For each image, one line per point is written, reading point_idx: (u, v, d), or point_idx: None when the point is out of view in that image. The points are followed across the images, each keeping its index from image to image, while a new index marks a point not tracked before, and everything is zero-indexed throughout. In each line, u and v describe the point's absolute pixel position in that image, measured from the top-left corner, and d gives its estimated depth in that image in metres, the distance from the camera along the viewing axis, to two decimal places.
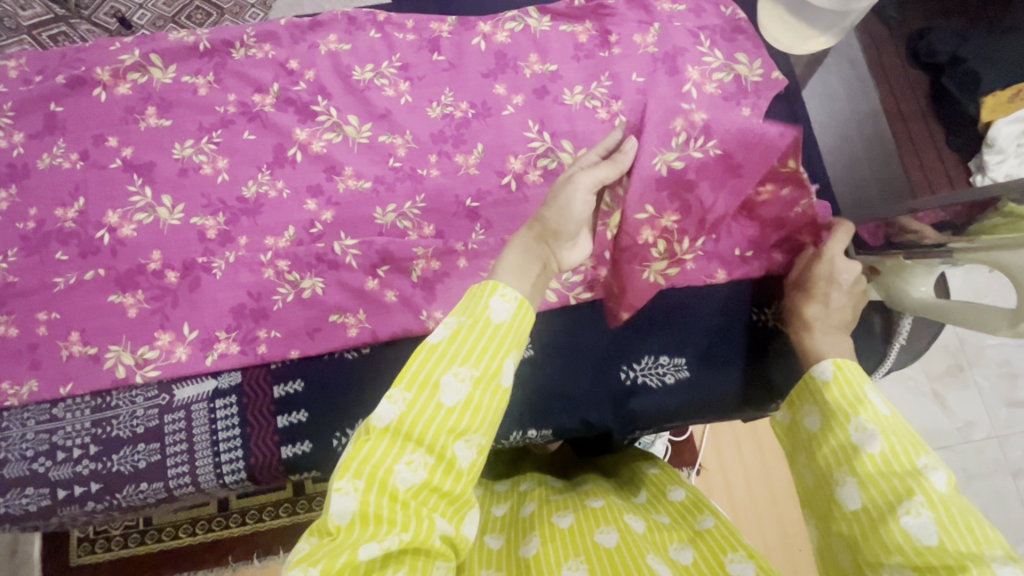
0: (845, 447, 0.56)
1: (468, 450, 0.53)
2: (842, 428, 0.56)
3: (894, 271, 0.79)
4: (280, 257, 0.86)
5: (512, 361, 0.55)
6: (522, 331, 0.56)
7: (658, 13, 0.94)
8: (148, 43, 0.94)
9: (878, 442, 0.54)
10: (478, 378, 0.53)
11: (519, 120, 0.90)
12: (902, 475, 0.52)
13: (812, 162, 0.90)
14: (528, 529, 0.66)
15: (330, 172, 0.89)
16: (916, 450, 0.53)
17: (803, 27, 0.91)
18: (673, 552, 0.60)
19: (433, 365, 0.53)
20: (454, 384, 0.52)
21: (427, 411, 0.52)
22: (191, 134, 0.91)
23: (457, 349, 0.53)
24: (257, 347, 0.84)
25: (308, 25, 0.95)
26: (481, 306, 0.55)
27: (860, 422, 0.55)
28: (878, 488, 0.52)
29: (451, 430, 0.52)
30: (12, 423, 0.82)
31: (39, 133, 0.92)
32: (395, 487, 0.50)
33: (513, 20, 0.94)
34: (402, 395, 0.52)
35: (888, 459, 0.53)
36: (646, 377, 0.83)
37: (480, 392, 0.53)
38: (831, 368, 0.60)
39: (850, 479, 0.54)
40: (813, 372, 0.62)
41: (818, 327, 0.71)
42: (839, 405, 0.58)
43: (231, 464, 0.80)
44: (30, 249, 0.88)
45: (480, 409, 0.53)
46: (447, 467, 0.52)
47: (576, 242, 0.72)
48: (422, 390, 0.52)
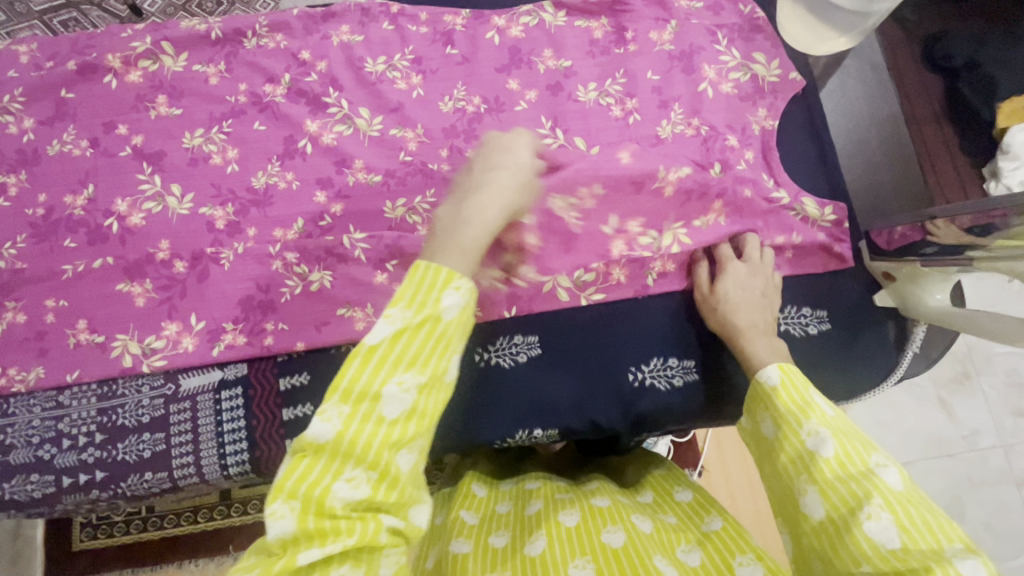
0: (801, 454, 0.55)
1: (410, 456, 0.52)
2: (795, 433, 0.56)
3: (908, 278, 0.77)
4: (289, 250, 0.86)
5: (454, 361, 0.56)
6: (465, 330, 0.57)
7: (676, 11, 0.92)
8: (160, 30, 0.93)
9: (831, 445, 0.54)
10: (422, 385, 0.53)
11: (532, 117, 0.89)
12: (856, 478, 0.51)
13: (829, 164, 0.89)
14: (534, 527, 0.65)
15: (340, 165, 0.88)
16: (866, 449, 0.53)
17: (822, 27, 0.90)
18: (680, 553, 0.60)
19: (373, 374, 0.52)
20: (397, 393, 0.52)
21: (368, 423, 0.51)
22: (202, 123, 0.91)
23: (396, 357, 0.53)
24: (264, 339, 0.83)
25: (321, 16, 0.94)
26: (427, 308, 0.55)
27: (812, 426, 0.55)
28: (838, 494, 0.51)
29: (390, 441, 0.51)
30: (18, 410, 0.82)
31: (49, 119, 0.91)
32: (333, 504, 0.48)
33: (528, 14, 0.93)
34: (338, 411, 0.51)
35: (842, 463, 0.53)
36: (654, 379, 0.83)
37: (420, 397, 0.53)
38: (778, 373, 0.61)
39: (811, 487, 0.53)
40: (761, 378, 0.62)
41: (754, 333, 0.73)
42: (789, 411, 0.58)
43: (235, 456, 0.80)
44: (40, 236, 0.87)
45: (422, 414, 0.53)
46: (388, 479, 0.51)
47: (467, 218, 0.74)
48: (362, 402, 0.51)
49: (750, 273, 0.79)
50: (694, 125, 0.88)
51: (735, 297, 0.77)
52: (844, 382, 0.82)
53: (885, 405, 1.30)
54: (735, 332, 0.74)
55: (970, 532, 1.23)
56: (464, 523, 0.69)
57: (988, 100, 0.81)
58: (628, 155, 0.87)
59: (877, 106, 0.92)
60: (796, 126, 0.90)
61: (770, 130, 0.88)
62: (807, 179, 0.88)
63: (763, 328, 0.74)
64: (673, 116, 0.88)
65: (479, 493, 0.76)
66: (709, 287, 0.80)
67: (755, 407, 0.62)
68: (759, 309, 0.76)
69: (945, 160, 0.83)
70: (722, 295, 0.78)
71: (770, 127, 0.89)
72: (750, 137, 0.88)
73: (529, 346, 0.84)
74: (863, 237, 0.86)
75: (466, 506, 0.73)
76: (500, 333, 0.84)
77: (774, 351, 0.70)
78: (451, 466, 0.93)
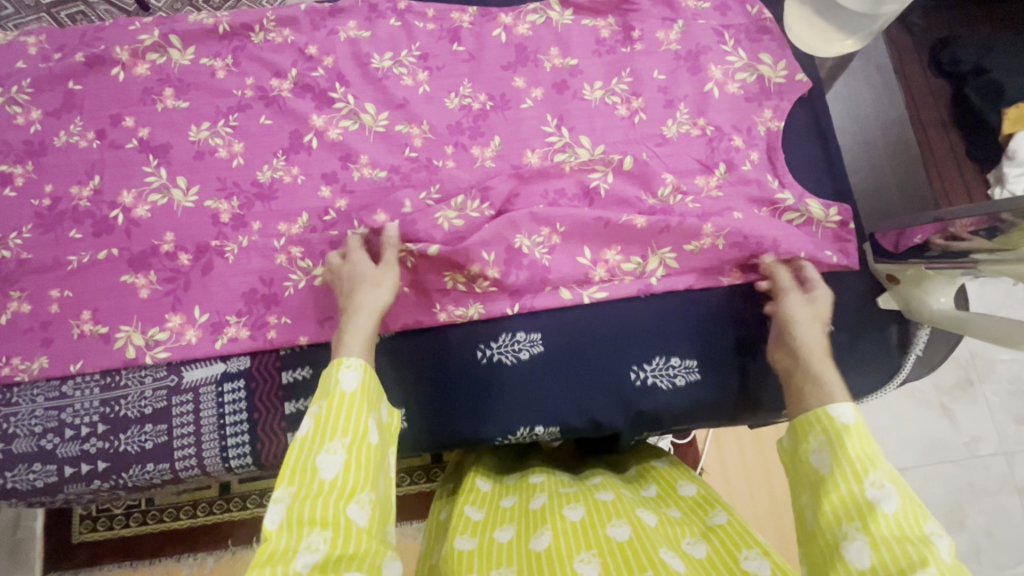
0: (858, 501, 0.54)
1: (362, 510, 0.54)
2: (858, 480, 0.55)
3: (914, 281, 0.78)
4: (293, 244, 0.86)
5: (374, 419, 0.60)
6: (374, 391, 0.62)
7: (683, 10, 0.92)
8: (168, 24, 0.94)
9: (894, 501, 0.52)
10: (350, 444, 0.56)
11: (538, 115, 0.89)
12: (913, 541, 0.50)
13: (834, 165, 0.88)
14: (539, 521, 0.65)
15: (345, 160, 0.88)
16: (924, 517, 0.52)
17: (830, 31, 0.88)
18: (686, 546, 0.61)
19: (305, 452, 0.55)
20: (330, 459, 0.55)
21: (314, 492, 0.53)
22: (208, 116, 0.91)
23: (322, 432, 0.56)
24: (267, 333, 0.83)
25: (328, 11, 0.94)
26: (332, 385, 0.60)
27: (877, 477, 0.54)
28: (892, 552, 0.49)
29: (337, 499, 0.53)
30: (22, 399, 0.82)
31: (56, 110, 0.92)
32: (297, 569, 0.48)
33: (535, 12, 0.93)
34: (286, 492, 0.53)
35: (901, 522, 0.51)
36: (656, 378, 0.82)
37: (354, 454, 0.56)
38: (854, 412, 0.60)
39: (861, 535, 0.52)
40: (834, 411, 0.60)
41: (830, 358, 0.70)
42: (856, 455, 0.56)
43: (237, 449, 0.80)
44: (45, 226, 0.88)
45: (361, 468, 0.56)
46: (346, 534, 0.52)
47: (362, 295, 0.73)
48: (304, 478, 0.54)
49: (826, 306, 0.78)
50: (700, 126, 0.88)
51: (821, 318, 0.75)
52: (845, 383, 0.82)
53: (886, 410, 1.30)
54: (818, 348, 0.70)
55: (970, 539, 1.22)
56: (469, 519, 0.69)
57: (996, 104, 0.81)
58: (633, 154, 0.87)
59: (883, 108, 0.90)
60: (803, 127, 0.90)
61: (775, 132, 0.88)
62: (813, 181, 0.88)
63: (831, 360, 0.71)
64: (679, 116, 0.89)
65: (483, 488, 0.76)
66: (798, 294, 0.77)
67: (810, 426, 0.62)
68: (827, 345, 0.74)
69: (950, 164, 0.84)
70: (816, 308, 0.75)
71: (775, 128, 0.88)
72: (756, 138, 0.88)
73: (532, 344, 0.83)
74: (867, 239, 0.86)
75: (472, 502, 0.73)
76: (502, 330, 0.84)
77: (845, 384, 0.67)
78: (453, 463, 0.93)
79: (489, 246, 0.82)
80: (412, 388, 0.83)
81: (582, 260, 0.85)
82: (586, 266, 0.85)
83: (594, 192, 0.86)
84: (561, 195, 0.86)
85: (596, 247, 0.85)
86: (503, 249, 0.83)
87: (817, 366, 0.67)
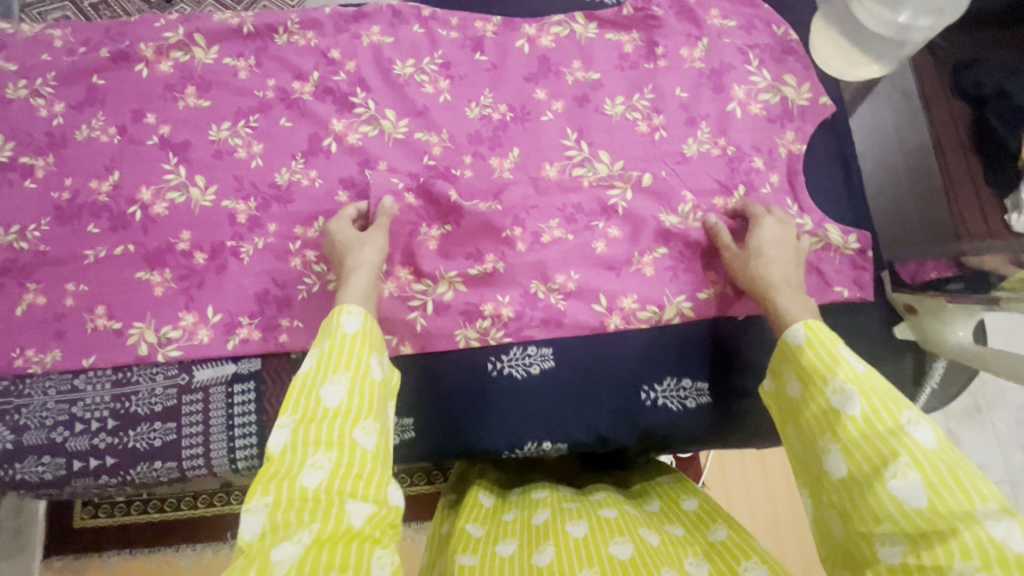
0: (827, 412, 0.58)
1: (368, 434, 0.57)
2: (822, 393, 0.59)
3: (932, 313, 0.76)
4: (309, 247, 0.86)
5: (376, 357, 0.63)
6: (374, 332, 0.65)
7: (708, 28, 0.91)
8: (193, 22, 0.94)
9: (857, 403, 0.55)
10: (353, 375, 0.60)
11: (558, 128, 0.89)
12: (883, 435, 0.53)
13: (856, 192, 0.87)
14: (542, 535, 0.65)
15: (364, 165, 0.88)
16: (898, 407, 0.54)
17: (856, 53, 0.89)
18: (689, 566, 0.60)
19: (310, 382, 0.59)
20: (334, 389, 0.58)
21: (319, 417, 0.56)
22: (229, 116, 0.91)
23: (325, 366, 0.60)
24: (279, 335, 0.84)
25: (352, 16, 0.94)
26: (335, 326, 0.64)
27: (838, 383, 0.58)
28: (862, 452, 0.54)
29: (342, 423, 0.56)
30: (34, 391, 0.83)
31: (79, 104, 0.92)
32: (304, 486, 0.52)
33: (560, 24, 0.93)
34: (290, 418, 0.56)
35: (870, 419, 0.54)
36: (667, 400, 0.82)
37: (357, 387, 0.60)
38: (804, 330, 0.63)
39: (835, 446, 0.56)
40: (788, 336, 0.65)
41: (786, 288, 0.73)
42: (815, 368, 0.60)
43: (245, 450, 0.81)
44: (63, 219, 0.88)
45: (365, 397, 0.59)
46: (350, 455, 0.55)
47: (359, 257, 0.76)
48: (308, 406, 0.57)
49: (775, 232, 0.79)
50: (720, 145, 0.87)
51: (769, 251, 0.77)
52: None
53: None
54: (768, 288, 0.74)
55: None
56: (470, 536, 0.69)
57: (1016, 129, 0.80)
58: (652, 172, 0.87)
59: (905, 135, 0.89)
60: (825, 150, 0.88)
61: (796, 155, 0.87)
62: (834, 205, 0.86)
63: (794, 282, 0.75)
64: (700, 134, 0.88)
65: (486, 503, 0.76)
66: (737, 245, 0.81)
67: (781, 360, 0.66)
68: (788, 264, 0.77)
69: (965, 184, 0.84)
70: (759, 248, 0.78)
71: (796, 151, 0.87)
72: (777, 160, 0.87)
73: (543, 359, 0.83)
74: (887, 267, 0.84)
75: (473, 517, 0.73)
76: (514, 343, 0.83)
77: (804, 306, 0.72)
78: (457, 472, 0.93)
79: (504, 289, 0.84)
80: (421, 398, 0.83)
81: (598, 308, 0.84)
82: (601, 314, 0.83)
83: (611, 209, 0.86)
84: (577, 210, 0.86)
85: (610, 278, 0.84)
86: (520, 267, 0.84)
87: (770, 308, 0.73)
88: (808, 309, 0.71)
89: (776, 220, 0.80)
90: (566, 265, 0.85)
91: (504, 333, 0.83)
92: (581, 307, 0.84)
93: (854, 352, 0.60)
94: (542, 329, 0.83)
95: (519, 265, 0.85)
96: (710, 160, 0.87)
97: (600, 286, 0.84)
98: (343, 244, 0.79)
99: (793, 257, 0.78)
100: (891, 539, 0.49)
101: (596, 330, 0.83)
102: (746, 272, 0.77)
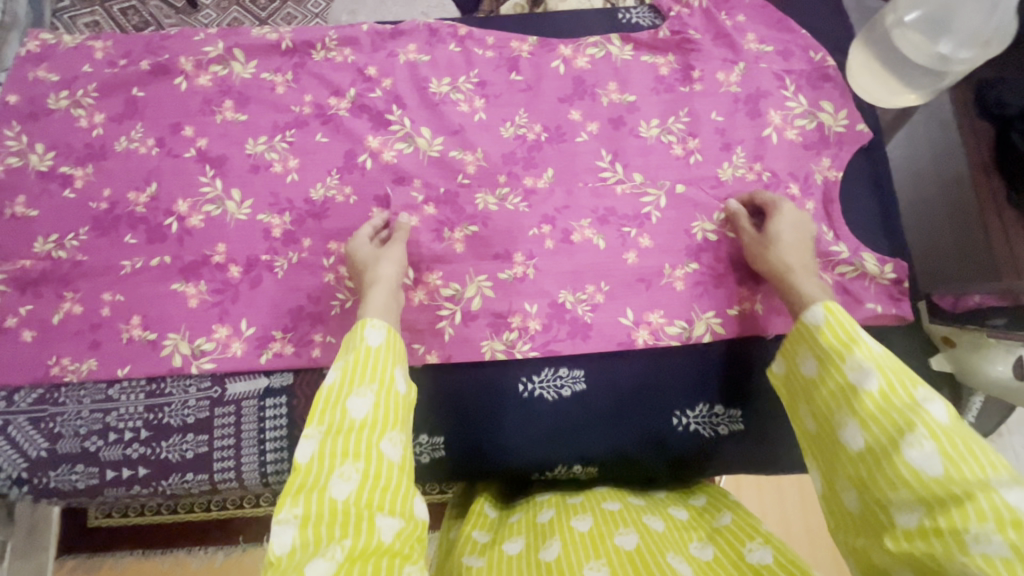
0: (843, 388, 0.59)
1: (394, 446, 0.58)
2: (839, 372, 0.60)
3: (972, 347, 0.75)
4: (342, 263, 0.87)
5: (401, 369, 0.64)
6: (397, 345, 0.65)
7: (745, 52, 0.92)
8: (232, 37, 0.96)
9: (874, 378, 0.56)
10: (378, 387, 0.60)
11: (593, 149, 0.89)
12: (900, 409, 0.54)
13: (893, 222, 0.86)
14: (549, 532, 0.65)
15: (398, 183, 0.89)
16: (913, 384, 0.55)
17: (895, 83, 0.86)
18: (693, 549, 0.62)
19: (337, 393, 0.59)
20: (360, 401, 0.59)
21: (345, 427, 0.57)
22: (265, 130, 0.92)
23: (351, 380, 0.60)
24: (312, 351, 0.84)
25: (389, 34, 0.95)
26: (358, 338, 0.64)
27: (855, 361, 0.59)
28: (879, 425, 0.54)
29: (370, 435, 0.57)
30: (68, 400, 0.83)
31: (119, 116, 0.93)
32: (333, 497, 0.52)
33: (595, 46, 0.93)
34: (318, 429, 0.57)
35: (886, 395, 0.55)
36: (699, 426, 0.82)
37: (383, 399, 0.60)
38: (822, 312, 0.64)
39: (851, 421, 0.57)
40: (805, 319, 0.65)
41: (801, 271, 0.75)
42: (833, 347, 0.61)
43: (275, 464, 0.81)
44: (101, 230, 0.89)
45: (390, 409, 0.60)
46: (378, 466, 0.55)
47: (377, 266, 0.78)
48: (334, 415, 0.57)
49: (791, 219, 0.80)
50: (756, 170, 0.87)
51: (785, 237, 0.78)
52: None
53: None
54: (782, 272, 0.75)
55: None
56: (476, 542, 0.67)
57: None
58: (686, 196, 0.86)
59: (942, 165, 0.94)
60: (863, 178, 0.88)
61: (833, 181, 0.87)
62: (871, 234, 0.86)
63: (811, 267, 0.76)
64: (735, 159, 0.88)
65: (491, 514, 0.75)
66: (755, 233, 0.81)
67: (797, 344, 0.66)
68: (805, 250, 0.78)
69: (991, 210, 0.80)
70: (776, 234, 0.79)
71: (833, 178, 0.87)
72: (813, 187, 0.87)
73: (574, 380, 0.83)
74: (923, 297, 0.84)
75: (478, 525, 0.71)
76: (546, 364, 0.83)
77: (821, 289, 0.73)
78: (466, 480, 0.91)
79: (532, 299, 0.84)
80: (452, 417, 0.82)
81: (624, 320, 0.84)
82: (629, 327, 0.83)
83: (644, 217, 0.86)
84: (611, 212, 0.87)
85: (641, 301, 0.84)
86: (550, 290, 0.84)
87: (786, 292, 0.74)
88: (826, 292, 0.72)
89: (792, 207, 0.82)
90: (596, 275, 0.85)
91: (530, 347, 0.83)
92: (614, 330, 0.83)
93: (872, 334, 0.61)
94: (570, 345, 0.83)
95: (552, 287, 0.85)
96: (746, 186, 0.87)
97: (633, 308, 0.84)
98: (361, 260, 0.80)
99: (808, 242, 0.79)
100: (910, 507, 0.50)
101: (626, 350, 0.83)
102: (762, 258, 0.78)
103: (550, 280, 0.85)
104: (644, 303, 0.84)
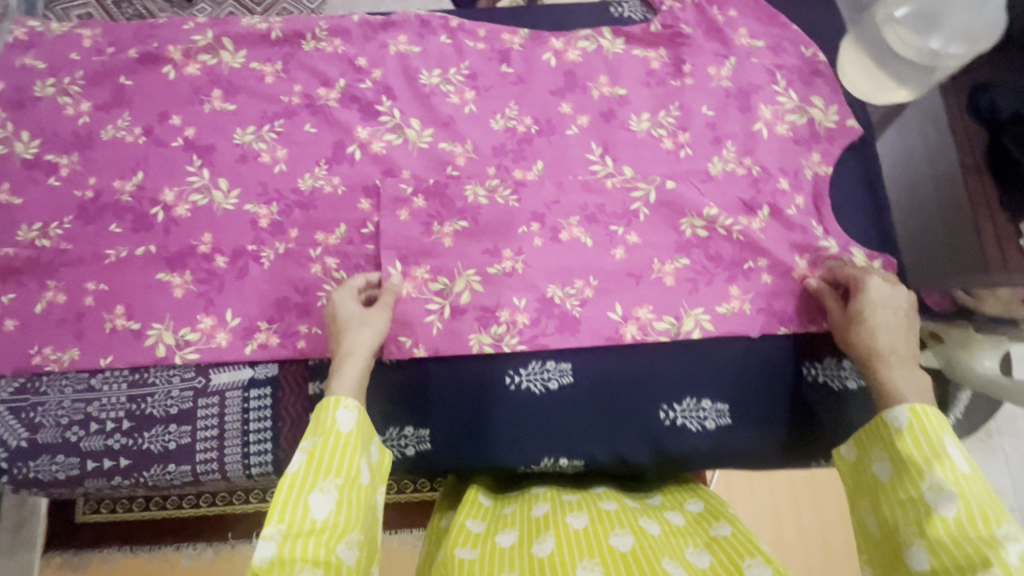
0: (917, 503, 0.58)
1: (351, 548, 0.56)
2: (914, 484, 0.58)
3: (958, 342, 0.80)
4: (330, 255, 0.86)
5: (366, 458, 0.62)
6: (367, 431, 0.64)
7: (736, 47, 0.91)
8: (221, 26, 0.95)
9: (953, 504, 0.55)
10: (342, 484, 0.59)
11: (583, 142, 0.89)
12: (975, 541, 0.52)
13: (882, 217, 0.86)
14: (542, 528, 0.64)
15: (387, 174, 0.88)
16: (996, 519, 0.53)
17: (885, 78, 0.86)
18: (689, 555, 0.61)
19: (299, 489, 0.57)
20: (322, 498, 0.57)
21: (305, 531, 0.55)
22: (254, 120, 0.91)
23: (315, 471, 0.59)
24: (297, 342, 0.83)
25: (380, 25, 0.95)
26: (329, 421, 0.62)
27: (935, 480, 0.57)
28: (949, 553, 0.53)
29: (329, 538, 0.56)
30: (50, 389, 0.82)
31: (106, 104, 0.93)
32: None
33: (587, 39, 0.93)
34: (276, 529, 0.55)
35: (963, 524, 0.54)
36: (686, 420, 0.81)
37: (345, 496, 0.59)
38: (907, 415, 0.62)
39: (919, 541, 0.56)
40: (886, 417, 0.63)
41: (893, 359, 0.69)
42: (912, 458, 0.59)
43: (260, 456, 0.80)
44: (86, 218, 0.88)
45: (352, 507, 0.59)
46: (335, 573, 0.54)
47: (358, 333, 0.73)
48: (295, 515, 0.56)
49: (888, 297, 0.74)
50: (746, 165, 0.87)
51: (873, 317, 0.73)
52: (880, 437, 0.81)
53: None
54: (869, 355, 0.71)
55: None
56: (469, 532, 0.67)
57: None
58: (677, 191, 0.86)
59: None
60: (852, 174, 0.88)
61: (822, 177, 0.87)
62: (860, 230, 0.86)
63: (906, 354, 0.70)
64: (725, 153, 0.88)
65: (485, 503, 0.75)
66: (840, 312, 0.78)
67: (871, 438, 0.64)
68: (901, 334, 0.72)
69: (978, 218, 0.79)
70: (860, 313, 0.74)
71: (822, 174, 0.87)
72: (803, 182, 0.87)
73: (561, 374, 0.82)
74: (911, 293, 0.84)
75: (473, 514, 0.71)
76: (532, 357, 0.83)
77: (915, 377, 0.67)
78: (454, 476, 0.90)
79: (521, 293, 0.84)
80: (439, 408, 0.82)
81: (613, 315, 0.83)
82: (617, 322, 0.83)
83: (633, 214, 0.86)
84: (599, 210, 0.86)
85: (630, 294, 0.84)
86: (538, 283, 0.84)
87: (870, 376, 0.70)
88: (917, 385, 0.66)
89: (882, 281, 0.76)
90: (586, 270, 0.84)
91: (518, 339, 0.82)
92: (602, 325, 0.83)
93: (960, 450, 0.58)
94: (559, 339, 0.82)
95: (540, 280, 0.84)
96: (735, 181, 0.86)
97: (622, 301, 0.83)
98: (342, 320, 0.75)
99: (904, 322, 0.73)
100: None
101: (613, 343, 0.83)
102: (849, 339, 0.74)
103: (538, 273, 0.84)
104: (632, 297, 0.83)
